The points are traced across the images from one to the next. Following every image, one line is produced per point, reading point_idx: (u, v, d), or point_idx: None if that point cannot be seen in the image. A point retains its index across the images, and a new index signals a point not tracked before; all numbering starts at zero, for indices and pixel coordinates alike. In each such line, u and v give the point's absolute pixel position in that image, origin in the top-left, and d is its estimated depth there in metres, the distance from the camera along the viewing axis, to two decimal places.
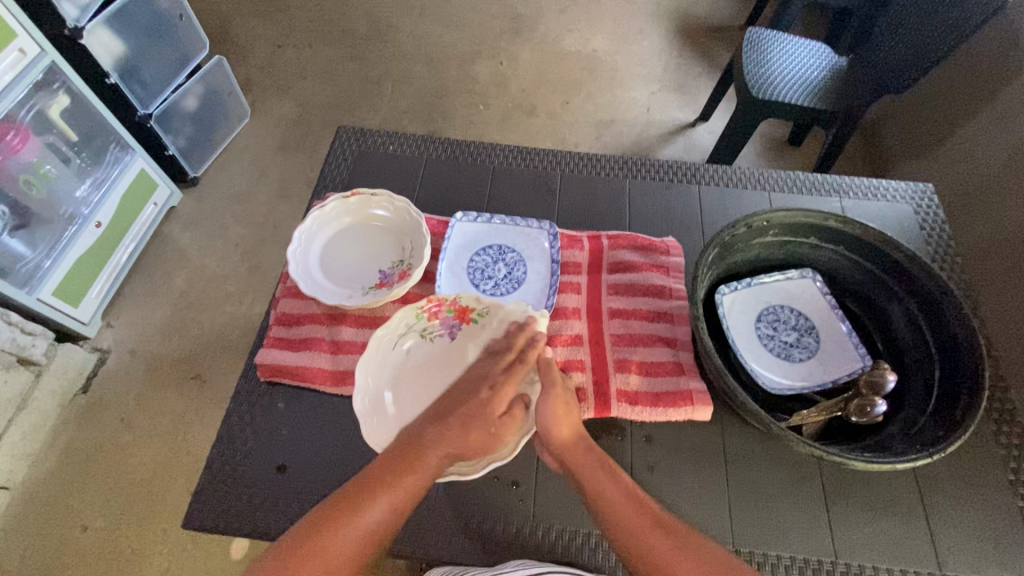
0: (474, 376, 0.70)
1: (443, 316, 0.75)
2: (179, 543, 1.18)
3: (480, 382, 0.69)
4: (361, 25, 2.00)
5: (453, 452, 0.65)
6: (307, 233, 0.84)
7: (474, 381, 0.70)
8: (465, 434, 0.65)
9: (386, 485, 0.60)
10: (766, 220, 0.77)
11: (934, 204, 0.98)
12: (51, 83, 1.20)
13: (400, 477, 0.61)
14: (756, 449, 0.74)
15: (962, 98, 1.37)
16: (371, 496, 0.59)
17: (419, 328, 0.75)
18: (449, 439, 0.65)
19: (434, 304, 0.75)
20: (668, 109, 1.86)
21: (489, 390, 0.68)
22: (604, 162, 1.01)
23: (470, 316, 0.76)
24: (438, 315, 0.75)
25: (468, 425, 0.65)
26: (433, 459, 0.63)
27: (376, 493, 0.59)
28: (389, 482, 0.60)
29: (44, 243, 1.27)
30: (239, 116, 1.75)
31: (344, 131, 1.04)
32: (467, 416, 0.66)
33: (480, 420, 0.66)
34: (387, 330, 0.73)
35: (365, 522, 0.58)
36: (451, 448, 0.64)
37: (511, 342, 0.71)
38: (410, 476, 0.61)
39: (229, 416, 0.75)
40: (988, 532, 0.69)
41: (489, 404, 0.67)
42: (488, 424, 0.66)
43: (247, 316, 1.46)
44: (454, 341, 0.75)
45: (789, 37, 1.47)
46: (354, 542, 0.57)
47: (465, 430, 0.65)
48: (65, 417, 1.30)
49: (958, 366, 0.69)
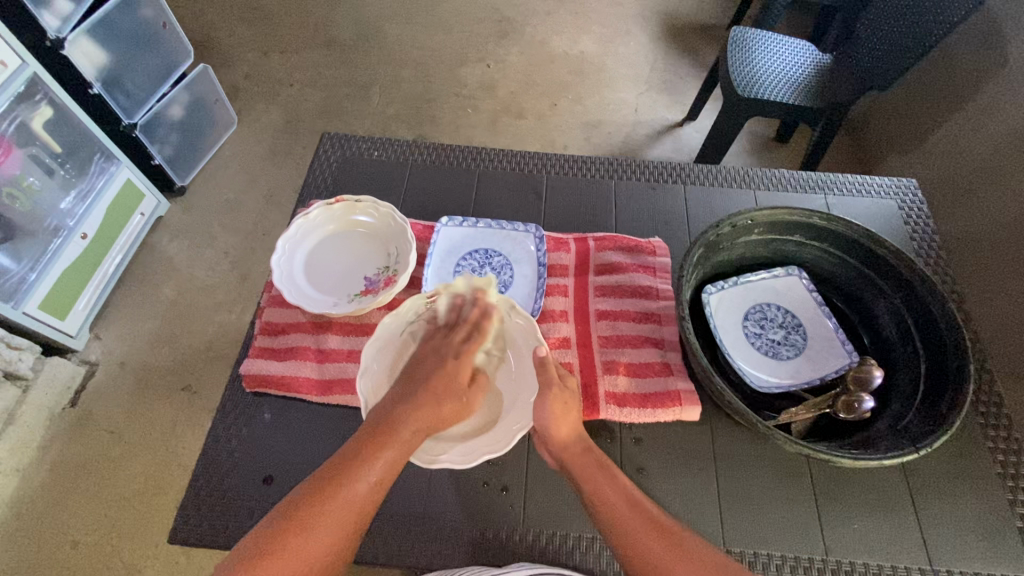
0: (433, 352, 0.69)
1: None
2: (170, 557, 1.17)
3: (439, 358, 0.68)
4: (348, 30, 2.00)
5: (431, 425, 0.64)
6: (290, 240, 0.83)
7: (433, 348, 0.69)
8: (439, 407, 0.64)
9: (366, 463, 0.59)
10: (750, 219, 0.77)
11: (918, 199, 0.98)
12: (33, 95, 1.19)
13: (375, 455, 0.59)
14: (745, 448, 0.74)
15: (946, 93, 1.38)
16: (353, 474, 0.58)
17: (426, 316, 0.75)
18: (424, 416, 0.63)
19: (443, 294, 0.76)
20: (656, 110, 1.86)
21: (452, 362, 0.68)
22: (589, 164, 1.01)
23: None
24: (442, 301, 0.75)
25: (440, 398, 0.65)
26: (411, 434, 0.62)
27: (355, 472, 0.58)
28: (370, 459, 0.59)
29: (28, 256, 1.25)
30: (226, 124, 1.74)
31: (329, 137, 1.04)
32: (440, 390, 0.65)
33: (453, 390, 0.66)
34: (396, 313, 0.73)
35: (356, 496, 0.57)
36: (426, 424, 0.63)
37: (462, 316, 0.72)
38: (388, 453, 0.60)
39: (214, 427, 0.75)
40: (977, 525, 0.69)
41: (456, 376, 0.67)
42: (455, 399, 0.66)
43: (236, 325, 1.45)
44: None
45: (774, 36, 1.47)
46: (341, 521, 0.56)
47: (438, 406, 0.64)
48: (54, 431, 1.28)
49: (944, 361, 0.69)
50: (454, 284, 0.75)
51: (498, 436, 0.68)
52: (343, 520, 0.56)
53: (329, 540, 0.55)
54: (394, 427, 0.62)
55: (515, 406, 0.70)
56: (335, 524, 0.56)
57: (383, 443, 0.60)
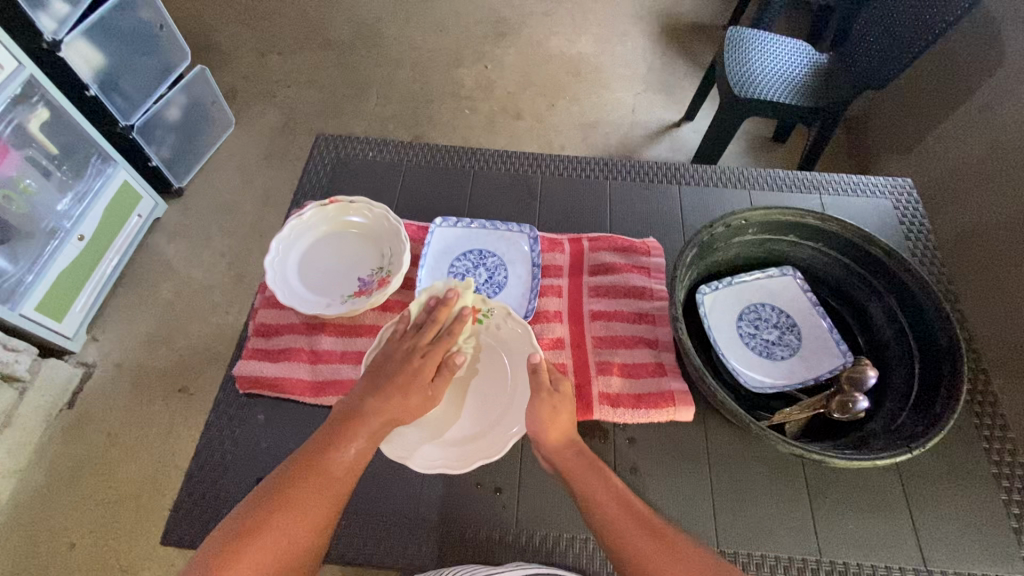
0: (401, 352, 0.70)
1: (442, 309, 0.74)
2: (168, 558, 1.17)
3: (405, 356, 0.69)
4: (345, 31, 2.00)
5: (398, 417, 0.66)
6: (284, 242, 0.83)
7: (402, 352, 0.69)
8: (404, 399, 0.66)
9: (340, 447, 0.62)
10: (744, 219, 0.77)
11: (913, 198, 0.98)
12: (30, 97, 1.20)
13: (347, 441, 0.63)
14: (739, 449, 0.74)
15: (943, 92, 1.38)
16: (328, 456, 0.61)
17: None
18: (388, 404, 0.65)
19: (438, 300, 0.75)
20: (653, 110, 1.86)
21: (417, 359, 0.69)
22: (584, 164, 1.01)
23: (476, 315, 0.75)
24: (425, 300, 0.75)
25: (405, 390, 0.66)
26: (381, 421, 0.65)
27: (331, 454, 0.61)
28: (343, 443, 0.62)
29: (26, 257, 1.26)
30: (223, 125, 1.74)
31: (324, 138, 1.04)
32: (404, 382, 0.67)
33: (416, 387, 0.67)
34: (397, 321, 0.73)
35: (335, 470, 0.61)
36: (391, 416, 0.65)
37: (431, 315, 0.71)
38: (360, 433, 0.63)
39: (206, 429, 0.75)
40: (972, 526, 0.69)
41: (420, 373, 0.68)
42: (422, 392, 0.67)
43: (233, 327, 1.45)
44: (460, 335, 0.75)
45: (769, 36, 1.47)
46: (323, 496, 0.59)
47: (402, 396, 0.66)
48: (51, 433, 1.28)
49: (938, 360, 0.69)
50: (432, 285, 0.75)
51: (491, 443, 0.68)
52: (321, 498, 0.59)
53: (308, 519, 0.58)
54: (364, 415, 0.65)
55: (510, 413, 0.70)
56: (311, 503, 0.58)
57: (354, 424, 0.64)
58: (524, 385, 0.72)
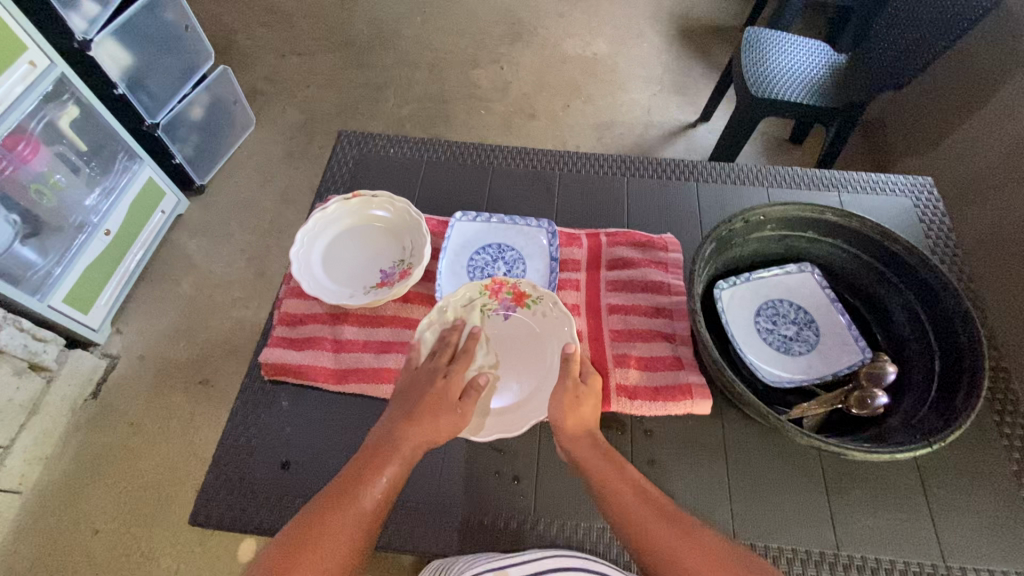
0: (423, 375, 0.70)
1: (502, 297, 0.77)
2: (187, 545, 1.19)
3: (430, 378, 0.69)
4: (364, 32, 2.03)
5: (430, 440, 0.67)
6: (309, 234, 0.85)
7: (424, 376, 0.70)
8: (435, 421, 0.67)
9: (370, 479, 0.62)
10: (762, 215, 0.78)
11: (934, 197, 0.98)
12: (60, 94, 1.23)
13: (378, 472, 0.62)
14: (756, 442, 0.74)
15: (964, 92, 1.37)
16: (361, 487, 0.61)
17: (479, 303, 0.76)
18: (421, 429, 0.66)
19: (496, 284, 0.77)
20: (668, 111, 1.87)
21: (443, 380, 0.69)
22: (602, 161, 1.02)
23: (526, 301, 0.77)
24: (498, 295, 0.77)
25: (435, 413, 0.67)
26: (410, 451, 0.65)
27: (361, 487, 0.61)
28: (374, 474, 0.62)
29: (54, 250, 1.29)
30: (244, 124, 1.77)
31: (346, 135, 1.06)
32: (432, 405, 0.67)
33: (444, 406, 0.67)
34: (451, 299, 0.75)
35: (366, 503, 0.60)
36: (423, 440, 0.66)
37: (445, 342, 0.72)
38: (391, 465, 0.63)
39: (233, 413, 0.77)
40: (992, 525, 0.69)
41: (446, 392, 0.68)
42: (451, 415, 0.67)
43: (253, 321, 1.48)
44: (511, 321, 0.77)
45: (787, 36, 1.47)
46: (355, 529, 0.58)
47: (434, 419, 0.67)
48: (76, 421, 1.32)
49: (959, 357, 0.68)
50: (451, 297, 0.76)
51: (508, 420, 0.71)
52: (352, 532, 0.57)
53: (339, 555, 0.55)
54: (394, 445, 0.65)
55: (534, 397, 0.72)
56: (346, 534, 0.57)
57: (385, 457, 0.64)
58: (552, 368, 0.74)
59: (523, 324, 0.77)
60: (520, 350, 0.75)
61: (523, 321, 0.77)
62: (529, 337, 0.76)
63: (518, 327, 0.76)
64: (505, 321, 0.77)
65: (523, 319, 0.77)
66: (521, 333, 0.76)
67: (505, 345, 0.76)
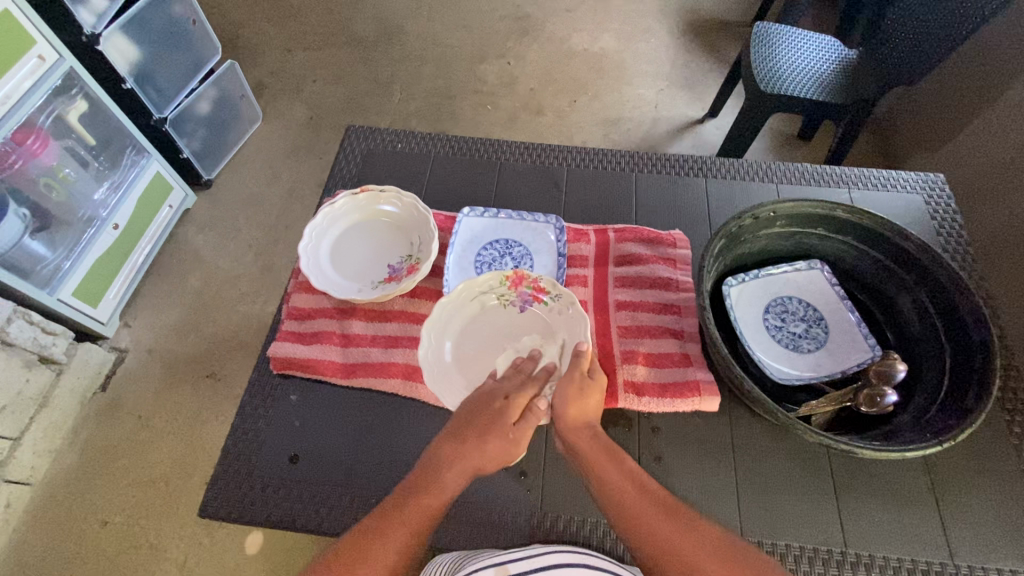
0: (486, 397, 0.67)
1: (521, 289, 0.77)
2: (195, 537, 1.20)
3: (489, 400, 0.67)
4: (370, 27, 2.03)
5: (476, 467, 0.65)
6: (317, 229, 0.85)
7: (485, 396, 0.68)
8: (484, 447, 0.65)
9: (399, 520, 0.59)
10: (773, 211, 0.77)
11: (945, 194, 0.97)
12: (69, 89, 1.24)
13: (411, 511, 0.59)
14: (764, 439, 0.74)
15: (976, 87, 1.35)
16: (386, 529, 0.58)
17: (498, 292, 0.77)
18: (467, 456, 0.64)
19: (518, 276, 0.77)
20: (675, 107, 1.85)
21: (502, 401, 0.67)
22: (610, 157, 1.01)
23: (545, 298, 0.77)
24: (518, 287, 0.77)
25: (486, 438, 0.65)
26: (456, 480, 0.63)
27: (389, 528, 0.58)
28: (405, 513, 0.59)
29: (64, 245, 1.29)
30: (251, 119, 1.77)
31: (353, 130, 1.06)
32: (485, 427, 0.66)
33: (497, 429, 0.66)
34: (471, 283, 0.76)
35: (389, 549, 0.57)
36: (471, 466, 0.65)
37: (521, 371, 0.70)
38: (426, 505, 0.60)
39: (241, 407, 0.77)
40: (1000, 523, 0.68)
41: (502, 414, 0.66)
42: (502, 438, 0.66)
43: (260, 315, 1.49)
44: (525, 315, 0.76)
45: (797, 32, 1.45)
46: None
47: (483, 442, 0.65)
48: (86, 414, 1.33)
49: (970, 356, 0.68)
50: (473, 286, 0.76)
51: None
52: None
53: None
54: (438, 478, 0.63)
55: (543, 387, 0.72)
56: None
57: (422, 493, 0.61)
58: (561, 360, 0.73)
59: (539, 319, 0.76)
60: (536, 345, 0.74)
61: (539, 316, 0.76)
62: (542, 330, 0.76)
63: (534, 320, 0.76)
64: (521, 314, 0.76)
65: (539, 314, 0.76)
66: (536, 326, 0.76)
67: (520, 338, 0.75)
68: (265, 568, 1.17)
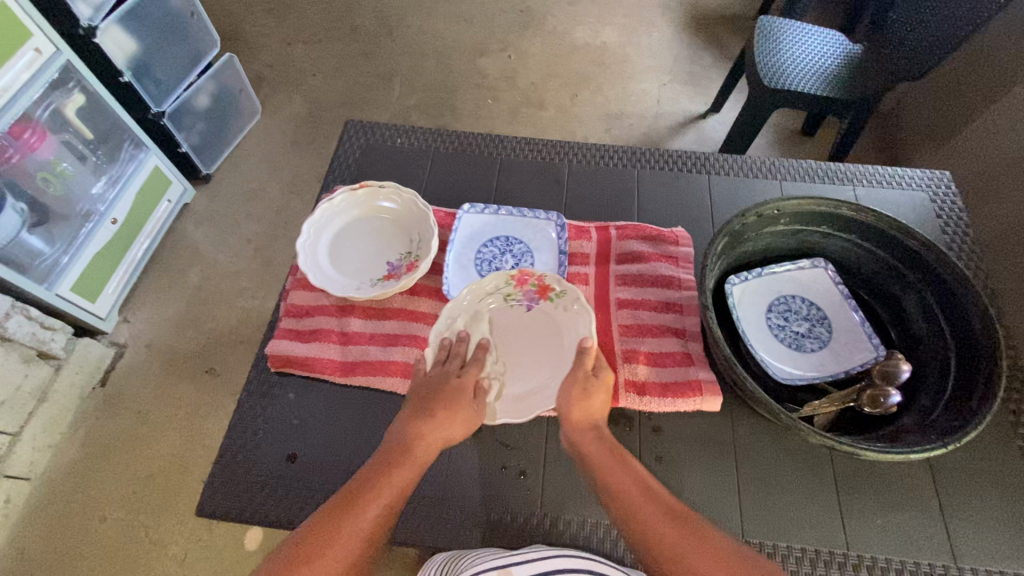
0: (437, 378, 0.69)
1: (527, 288, 0.75)
2: (195, 534, 1.20)
3: (442, 382, 0.69)
4: (371, 21, 2.01)
5: (446, 439, 0.67)
6: (315, 225, 0.84)
7: (436, 378, 0.69)
8: (450, 421, 0.67)
9: (371, 494, 0.60)
10: (777, 210, 0.76)
11: (952, 191, 0.96)
12: (66, 82, 1.22)
13: (382, 484, 0.61)
14: (766, 439, 0.73)
15: (983, 83, 1.33)
16: (359, 502, 0.59)
17: (504, 292, 0.75)
18: (433, 431, 0.66)
19: (522, 275, 0.75)
20: (678, 102, 1.84)
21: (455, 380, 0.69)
22: (613, 153, 1.00)
23: (550, 294, 0.75)
24: (523, 286, 0.75)
25: (455, 414, 0.67)
26: (427, 451, 0.66)
27: (363, 501, 0.59)
28: (377, 487, 0.61)
29: (62, 239, 1.29)
30: (250, 113, 1.76)
31: (352, 124, 1.05)
32: (448, 404, 0.67)
33: (462, 406, 0.68)
34: (476, 286, 0.74)
35: (361, 524, 0.58)
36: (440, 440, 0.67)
37: (454, 353, 0.71)
38: (396, 478, 0.62)
39: (239, 405, 0.77)
40: (1004, 526, 0.68)
41: (462, 390, 0.68)
42: (466, 411, 0.68)
43: (259, 311, 1.48)
44: (532, 314, 0.75)
45: (801, 26, 1.44)
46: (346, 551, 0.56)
47: (450, 416, 0.67)
48: (85, 409, 1.32)
49: (975, 356, 0.67)
50: (478, 287, 0.74)
51: (518, 406, 0.71)
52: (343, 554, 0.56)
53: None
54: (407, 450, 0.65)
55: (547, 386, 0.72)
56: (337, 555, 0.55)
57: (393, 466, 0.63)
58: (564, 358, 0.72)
59: (546, 318, 0.75)
60: (538, 343, 0.74)
61: (546, 315, 0.75)
62: (549, 330, 0.74)
63: (540, 319, 0.75)
64: (527, 313, 0.75)
65: (545, 313, 0.75)
66: (541, 324, 0.75)
67: (523, 335, 0.74)
68: None
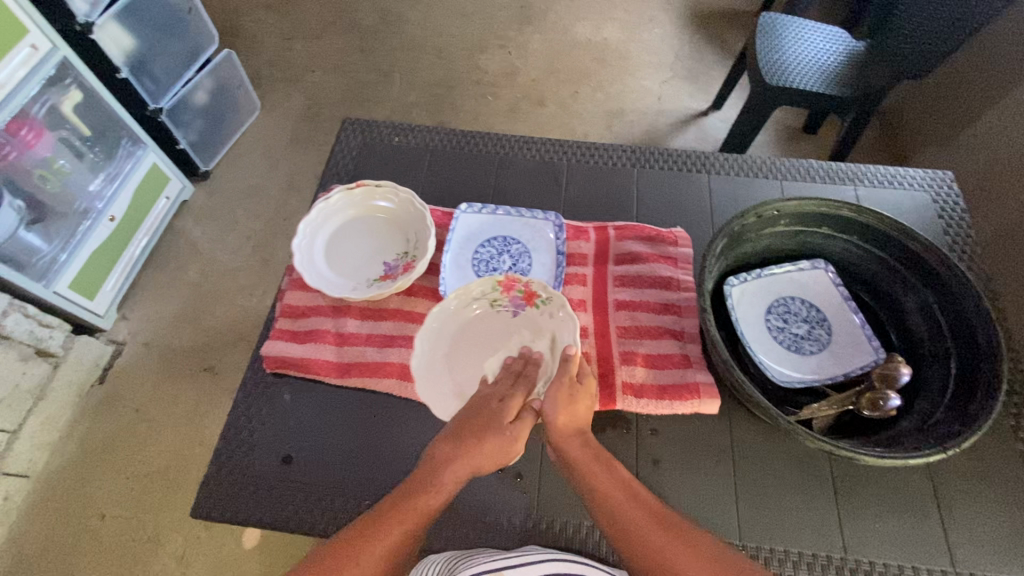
0: (478, 400, 0.68)
1: (513, 294, 0.75)
2: (193, 532, 1.20)
3: (482, 403, 0.68)
4: (370, 16, 2.00)
5: (477, 468, 0.65)
6: (311, 225, 0.84)
7: (480, 398, 0.68)
8: (479, 449, 0.65)
9: (388, 523, 0.58)
10: (777, 210, 0.75)
11: (954, 192, 0.95)
12: (62, 79, 1.21)
13: (401, 514, 0.59)
14: (763, 442, 0.73)
15: (987, 81, 1.32)
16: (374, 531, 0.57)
17: (490, 297, 0.75)
18: (462, 459, 0.64)
19: (509, 281, 0.75)
20: (679, 99, 1.83)
21: (496, 403, 0.68)
22: (612, 152, 0.99)
23: (536, 301, 0.75)
24: (509, 292, 0.75)
25: (484, 442, 0.65)
26: (454, 480, 0.63)
27: (379, 531, 0.57)
28: (393, 514, 0.59)
29: (59, 237, 1.28)
30: (249, 109, 1.75)
31: (350, 122, 1.04)
32: (480, 430, 0.66)
33: (493, 431, 0.66)
34: (461, 291, 0.74)
35: (373, 554, 0.56)
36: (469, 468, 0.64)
37: (514, 371, 0.71)
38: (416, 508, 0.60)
39: (235, 406, 0.76)
40: (1002, 532, 0.67)
41: (499, 414, 0.67)
42: (497, 439, 0.66)
43: (257, 308, 1.47)
44: (517, 319, 0.75)
45: (804, 22, 1.42)
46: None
47: (479, 444, 0.65)
48: (83, 406, 1.32)
49: (976, 360, 0.66)
50: (465, 292, 0.75)
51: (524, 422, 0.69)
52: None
53: None
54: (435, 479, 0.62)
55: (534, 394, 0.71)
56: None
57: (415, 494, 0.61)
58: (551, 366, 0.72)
59: (532, 323, 0.75)
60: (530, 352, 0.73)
61: (531, 320, 0.75)
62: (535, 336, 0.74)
63: (525, 324, 0.75)
64: (513, 319, 0.75)
65: (530, 318, 0.75)
66: (527, 329, 0.75)
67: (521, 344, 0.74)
68: (262, 563, 1.17)
